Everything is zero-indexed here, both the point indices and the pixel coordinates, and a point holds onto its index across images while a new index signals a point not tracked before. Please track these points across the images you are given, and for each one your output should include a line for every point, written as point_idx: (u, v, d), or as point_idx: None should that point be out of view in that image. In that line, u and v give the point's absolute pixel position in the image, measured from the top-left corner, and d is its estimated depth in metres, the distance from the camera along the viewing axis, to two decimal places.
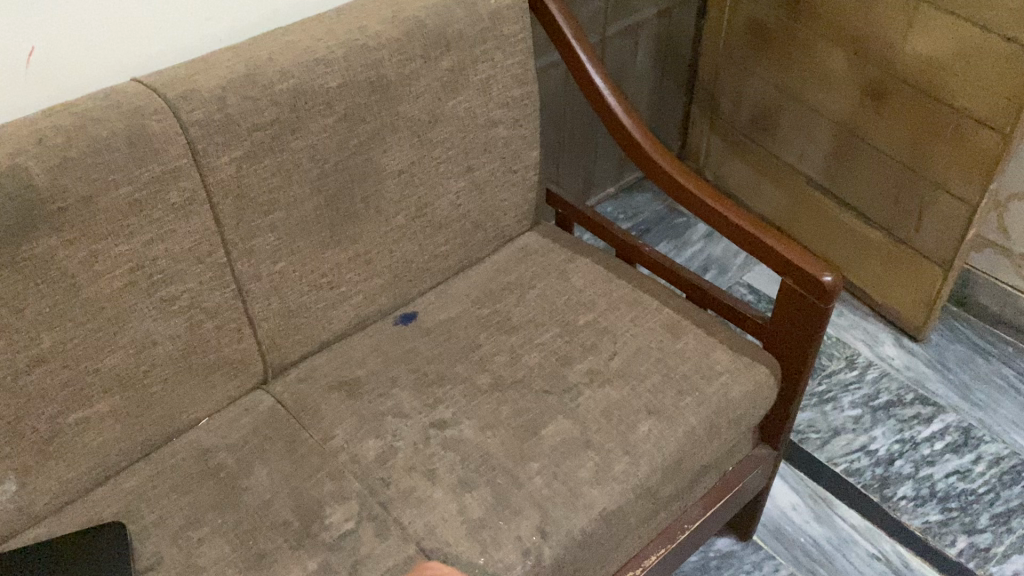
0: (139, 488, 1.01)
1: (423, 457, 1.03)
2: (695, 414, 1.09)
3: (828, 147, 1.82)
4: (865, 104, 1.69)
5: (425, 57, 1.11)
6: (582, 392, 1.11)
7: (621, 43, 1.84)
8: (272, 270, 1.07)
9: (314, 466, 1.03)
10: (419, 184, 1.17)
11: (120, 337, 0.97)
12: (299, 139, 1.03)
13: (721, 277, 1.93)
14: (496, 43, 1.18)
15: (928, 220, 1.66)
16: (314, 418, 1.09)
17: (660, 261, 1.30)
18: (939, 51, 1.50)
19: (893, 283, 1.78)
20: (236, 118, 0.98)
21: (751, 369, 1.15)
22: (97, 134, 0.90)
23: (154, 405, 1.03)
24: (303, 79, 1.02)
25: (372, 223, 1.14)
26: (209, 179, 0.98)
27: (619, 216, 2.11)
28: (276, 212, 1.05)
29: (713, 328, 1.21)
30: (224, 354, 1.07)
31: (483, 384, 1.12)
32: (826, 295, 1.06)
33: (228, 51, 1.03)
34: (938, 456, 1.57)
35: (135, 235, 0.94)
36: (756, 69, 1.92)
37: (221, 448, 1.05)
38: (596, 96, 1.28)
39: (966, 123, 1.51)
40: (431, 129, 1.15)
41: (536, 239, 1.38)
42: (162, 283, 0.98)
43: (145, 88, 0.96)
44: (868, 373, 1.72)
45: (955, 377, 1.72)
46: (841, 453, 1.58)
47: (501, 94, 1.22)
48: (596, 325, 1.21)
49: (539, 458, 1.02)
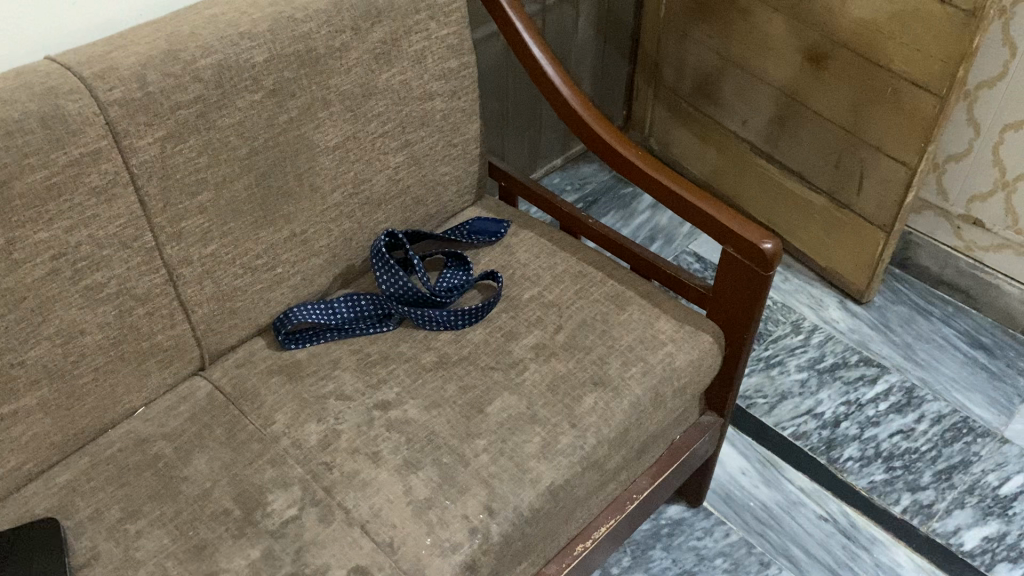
0: (73, 482, 0.98)
1: (367, 439, 1.01)
2: (640, 384, 1.08)
3: (770, 113, 1.82)
4: (806, 69, 1.69)
5: (356, 28, 1.07)
6: (528, 366, 1.10)
7: (561, 11, 1.82)
8: (204, 253, 1.04)
9: (254, 452, 1.00)
10: (355, 159, 1.14)
11: (46, 327, 0.93)
12: (225, 116, 0.99)
13: (667, 246, 1.94)
14: (430, 13, 1.15)
15: (869, 183, 1.67)
16: (254, 404, 1.06)
17: (604, 233, 1.29)
18: (876, 15, 1.51)
19: (837, 247, 1.80)
20: (158, 96, 0.94)
21: (695, 338, 1.15)
22: (8, 116, 0.86)
23: (86, 396, 1.00)
24: (227, 53, 0.98)
25: (307, 202, 1.11)
26: (131, 161, 0.94)
27: (565, 187, 2.10)
28: (204, 193, 1.01)
29: (657, 298, 1.21)
30: (157, 341, 1.04)
31: (427, 363, 1.11)
32: (766, 263, 1.06)
33: (148, 27, 0.99)
34: (882, 416, 1.60)
35: (56, 221, 0.90)
36: (697, 35, 1.90)
37: (159, 437, 1.03)
38: (532, 65, 1.25)
39: (905, 86, 1.51)
40: (366, 104, 1.12)
41: (479, 213, 1.36)
42: (89, 269, 0.94)
43: (59, 66, 0.92)
44: (813, 337, 1.74)
45: (898, 337, 1.75)
46: (788, 417, 1.60)
47: (437, 66, 1.19)
48: (541, 299, 1.20)
49: (485, 436, 1.02)
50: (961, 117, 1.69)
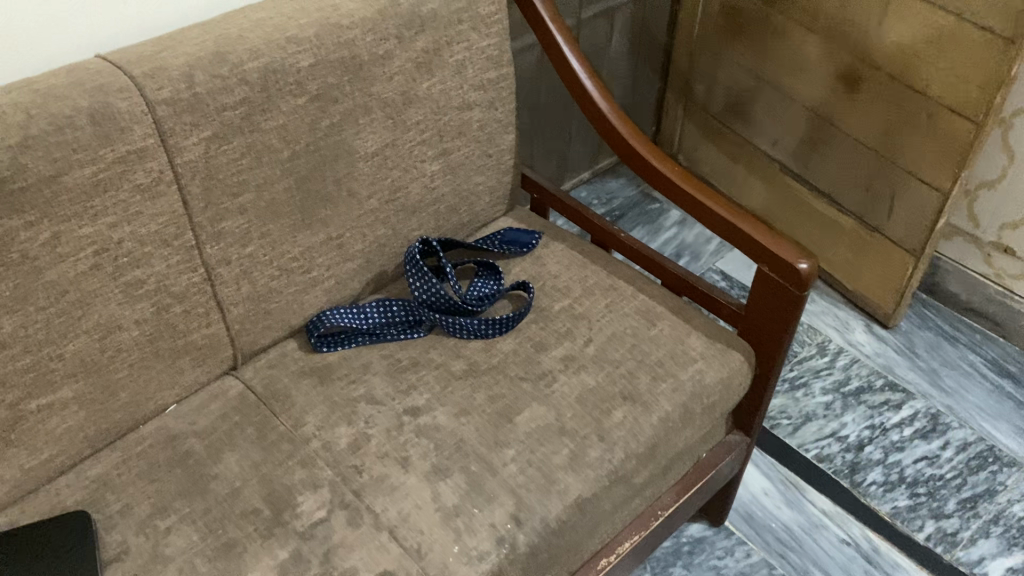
0: (104, 475, 0.99)
1: (396, 444, 1.02)
2: (669, 400, 1.08)
3: (801, 134, 1.82)
4: (839, 91, 1.69)
5: (400, 37, 1.08)
6: (558, 378, 1.10)
7: (596, 25, 1.83)
8: (242, 253, 1.05)
9: (284, 453, 1.01)
10: (392, 167, 1.15)
11: (85, 322, 0.95)
12: (269, 120, 1.00)
13: (693, 263, 1.94)
14: (472, 24, 1.16)
15: (900, 207, 1.66)
16: (285, 405, 1.07)
17: (636, 247, 1.29)
18: (913, 38, 1.50)
19: (864, 270, 1.79)
20: (205, 97, 0.95)
21: (725, 356, 1.15)
22: (58, 111, 0.87)
23: (119, 391, 1.01)
24: (274, 57, 0.99)
25: (344, 207, 1.12)
26: (176, 160, 0.95)
27: (593, 201, 2.10)
28: (246, 194, 1.02)
29: (687, 313, 1.21)
30: (192, 339, 1.05)
31: (457, 370, 1.11)
32: (801, 283, 1.06)
33: (197, 29, 1.00)
34: (907, 442, 1.59)
35: (100, 217, 0.91)
36: (730, 54, 1.91)
37: (190, 434, 1.04)
38: (570, 77, 1.25)
39: (940, 111, 1.51)
40: (405, 112, 1.13)
41: (511, 224, 1.36)
42: (129, 266, 0.96)
43: (110, 65, 0.93)
44: (838, 360, 1.74)
45: (924, 363, 1.74)
46: (811, 439, 1.59)
47: (477, 76, 1.19)
48: (572, 310, 1.20)
49: (513, 445, 1.02)
50: (995, 144, 1.68)
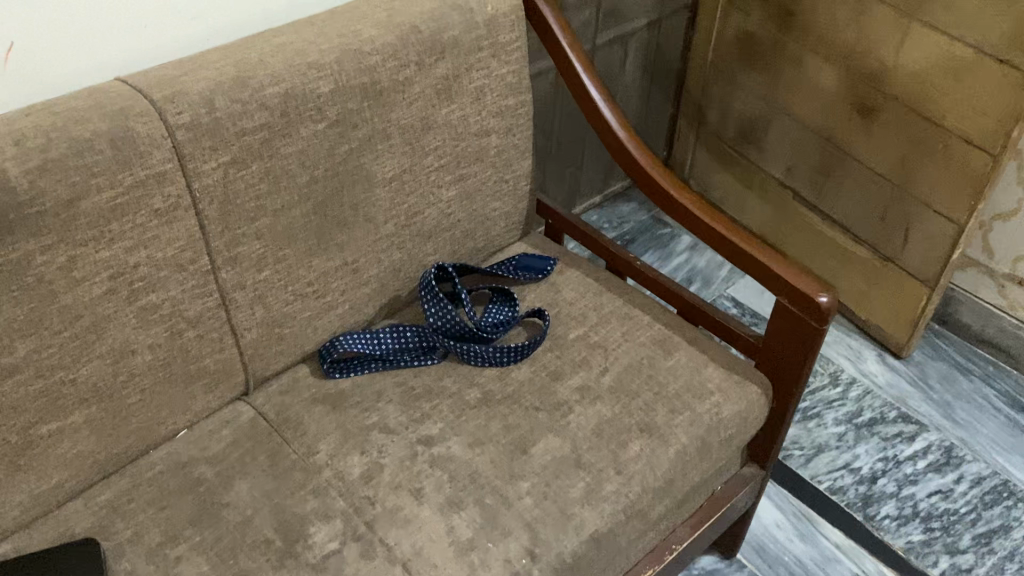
0: (113, 502, 0.98)
1: (410, 474, 1.00)
2: (686, 433, 1.07)
3: (815, 162, 1.81)
4: (854, 120, 1.68)
5: (420, 63, 1.08)
6: (573, 408, 1.09)
7: (610, 50, 1.83)
8: (257, 278, 1.04)
9: (296, 482, 1.00)
10: (409, 192, 1.14)
11: (98, 346, 0.94)
12: (288, 144, 0.99)
13: (705, 289, 1.93)
14: (492, 51, 1.15)
15: (914, 237, 1.65)
16: (298, 432, 1.05)
17: (652, 276, 1.28)
18: (930, 70, 1.50)
19: (878, 300, 1.78)
20: (225, 122, 0.94)
21: (743, 388, 1.13)
22: (79, 135, 0.87)
23: (131, 416, 1.00)
24: (294, 83, 0.98)
25: (360, 232, 1.11)
26: (195, 185, 0.94)
27: (604, 225, 2.09)
28: (263, 218, 1.01)
29: (704, 344, 1.19)
30: (205, 364, 1.04)
31: (471, 399, 1.10)
32: (821, 316, 1.05)
33: (217, 53, 1.00)
34: (921, 475, 1.57)
35: (117, 241, 0.91)
36: (744, 81, 1.91)
37: (200, 461, 1.02)
38: (588, 105, 1.25)
39: (956, 143, 1.50)
40: (424, 137, 1.12)
41: (525, 249, 1.35)
42: (144, 290, 0.95)
43: (130, 88, 0.92)
44: (851, 391, 1.72)
45: (937, 395, 1.73)
46: (824, 470, 1.57)
47: (495, 103, 1.19)
48: (588, 339, 1.19)
49: (528, 478, 1.00)
50: (1011, 176, 1.67)
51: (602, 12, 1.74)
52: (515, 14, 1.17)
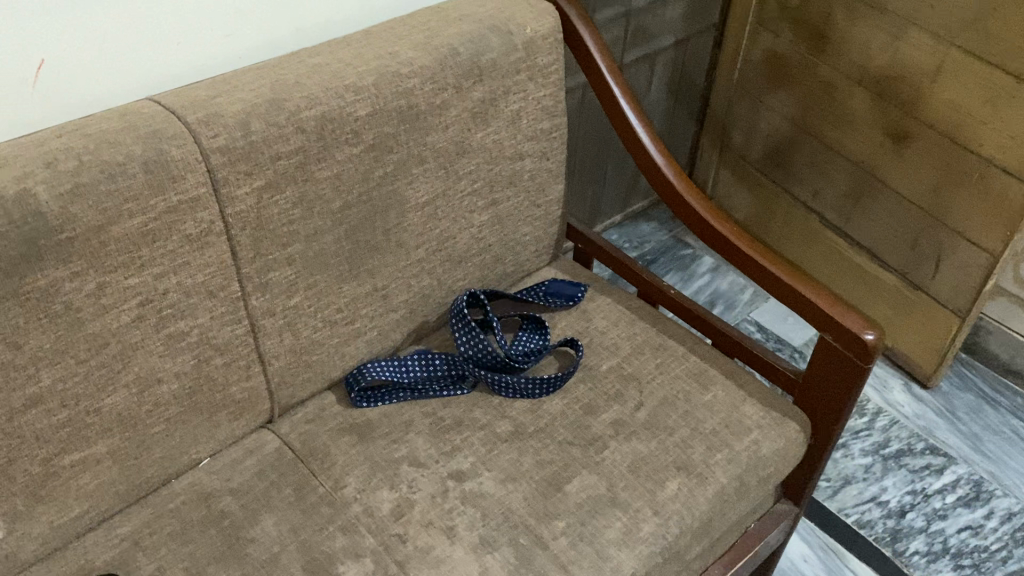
0: (134, 534, 0.94)
1: (441, 512, 0.97)
2: (725, 472, 1.04)
3: (844, 186, 1.78)
4: (885, 146, 1.65)
5: (457, 86, 1.05)
6: (608, 444, 1.06)
7: (637, 69, 1.80)
8: (287, 305, 1.00)
9: (324, 518, 0.96)
10: (442, 217, 1.11)
11: (124, 375, 0.91)
12: (323, 169, 0.96)
13: (728, 313, 1.90)
14: (530, 74, 1.12)
15: (946, 267, 1.62)
16: (325, 464, 1.02)
17: (686, 305, 1.24)
18: (968, 98, 1.47)
19: (905, 328, 1.75)
20: (260, 146, 0.91)
21: (782, 426, 1.10)
22: (111, 158, 0.84)
23: (154, 445, 0.96)
24: (331, 105, 0.95)
25: (392, 257, 1.08)
26: (228, 210, 0.91)
27: (625, 244, 2.06)
28: (295, 244, 0.98)
29: (740, 378, 1.16)
30: (231, 393, 1.01)
31: (503, 433, 1.07)
32: (866, 355, 1.02)
33: (252, 73, 0.97)
34: (950, 509, 1.54)
35: (147, 268, 0.88)
36: (772, 102, 1.88)
37: (225, 492, 0.99)
38: (625, 130, 1.22)
39: (993, 172, 1.47)
40: (458, 162, 1.09)
41: (555, 275, 1.32)
42: (172, 318, 0.92)
43: (164, 110, 0.90)
44: (877, 421, 1.69)
45: (965, 426, 1.69)
46: (851, 503, 1.54)
47: (530, 127, 1.16)
48: (621, 371, 1.16)
49: (564, 517, 0.97)
50: None
51: (632, 30, 1.71)
52: (553, 37, 1.14)
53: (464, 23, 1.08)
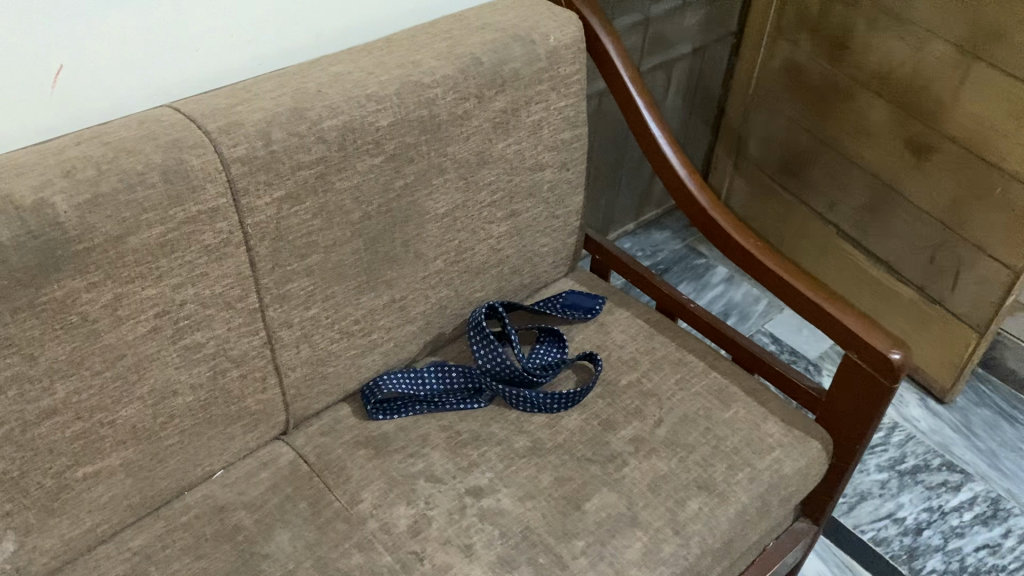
0: (146, 548, 0.93)
1: (459, 529, 0.95)
2: (747, 491, 1.02)
3: (862, 197, 1.76)
4: (905, 158, 1.63)
5: (480, 96, 1.04)
6: (628, 461, 1.04)
7: (655, 76, 1.78)
8: (304, 316, 0.99)
9: (340, 534, 0.95)
10: (460, 228, 1.10)
11: (140, 387, 0.89)
12: (343, 179, 0.95)
13: (742, 323, 1.88)
14: (552, 84, 1.11)
15: (965, 281, 1.60)
16: (340, 478, 1.01)
17: (706, 319, 1.23)
18: (991, 111, 1.45)
19: (922, 342, 1.73)
20: (281, 155, 0.90)
21: (804, 444, 1.09)
22: (130, 167, 0.82)
23: (168, 458, 0.95)
24: (353, 115, 0.94)
25: (410, 269, 1.07)
26: (247, 221, 0.90)
27: (637, 253, 2.05)
28: (313, 255, 0.96)
29: (761, 395, 1.15)
30: (246, 405, 0.99)
31: (521, 448, 1.05)
32: (893, 374, 1.00)
33: (273, 81, 0.95)
34: (967, 527, 1.52)
35: (164, 278, 0.86)
36: (790, 112, 1.86)
37: (238, 506, 0.98)
38: (648, 141, 1.20)
39: (1016, 187, 1.45)
40: (479, 172, 1.08)
41: (572, 286, 1.30)
42: (189, 329, 0.90)
43: (183, 118, 0.88)
44: (893, 436, 1.67)
45: (982, 443, 1.67)
46: (867, 519, 1.52)
47: (551, 137, 1.14)
48: (640, 386, 1.14)
49: (583, 536, 0.95)
50: None
51: (650, 37, 1.70)
52: (577, 46, 1.13)
53: (487, 32, 1.07)
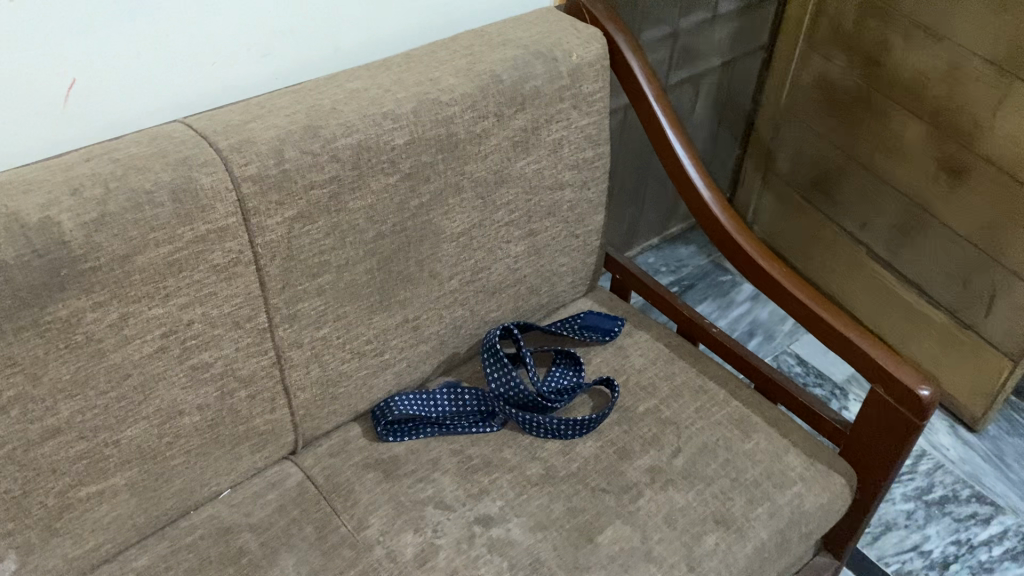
0: (149, 569, 0.91)
1: (467, 559, 0.93)
2: (766, 527, 0.99)
3: (894, 217, 1.71)
4: (940, 179, 1.58)
5: (499, 115, 1.01)
6: (643, 492, 1.01)
7: (682, 90, 1.75)
8: (315, 337, 0.97)
9: (345, 561, 0.93)
10: (476, 248, 1.07)
11: (146, 407, 0.88)
12: (357, 199, 0.93)
13: (766, 344, 1.84)
14: (573, 102, 1.08)
15: (999, 308, 1.55)
16: (348, 502, 0.99)
17: (728, 345, 1.19)
18: None
19: (953, 368, 1.67)
20: (293, 174, 0.88)
21: (827, 479, 1.05)
22: (140, 185, 0.81)
23: (174, 478, 0.93)
24: (368, 133, 0.92)
25: (424, 288, 1.04)
26: (257, 240, 0.88)
27: (661, 268, 2.01)
28: (324, 275, 0.94)
29: (783, 426, 1.11)
30: (254, 425, 0.97)
31: (533, 476, 1.02)
32: (921, 411, 0.96)
33: (288, 97, 0.94)
34: (996, 563, 1.47)
35: (172, 298, 0.85)
36: (822, 127, 1.82)
37: (244, 528, 0.96)
38: (672, 162, 1.17)
39: None
40: (497, 191, 1.05)
41: (591, 306, 1.28)
42: (196, 348, 0.88)
43: (195, 134, 0.87)
44: (921, 464, 1.62)
45: (1014, 474, 1.62)
46: (892, 551, 1.48)
47: (573, 155, 1.12)
48: (659, 414, 1.11)
49: (595, 571, 0.93)
50: None
51: (678, 50, 1.66)
52: (600, 64, 1.10)
53: (509, 48, 1.04)
